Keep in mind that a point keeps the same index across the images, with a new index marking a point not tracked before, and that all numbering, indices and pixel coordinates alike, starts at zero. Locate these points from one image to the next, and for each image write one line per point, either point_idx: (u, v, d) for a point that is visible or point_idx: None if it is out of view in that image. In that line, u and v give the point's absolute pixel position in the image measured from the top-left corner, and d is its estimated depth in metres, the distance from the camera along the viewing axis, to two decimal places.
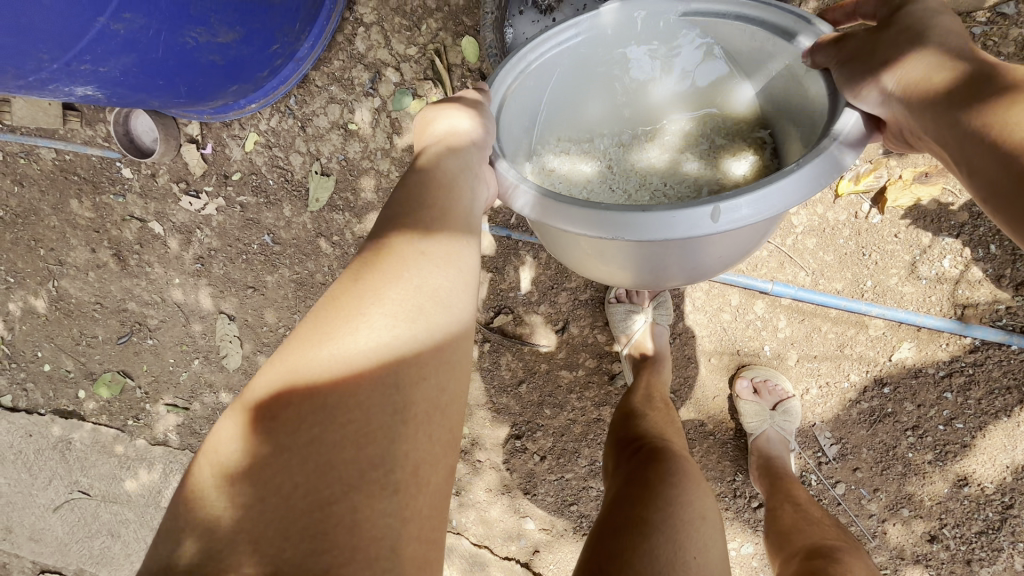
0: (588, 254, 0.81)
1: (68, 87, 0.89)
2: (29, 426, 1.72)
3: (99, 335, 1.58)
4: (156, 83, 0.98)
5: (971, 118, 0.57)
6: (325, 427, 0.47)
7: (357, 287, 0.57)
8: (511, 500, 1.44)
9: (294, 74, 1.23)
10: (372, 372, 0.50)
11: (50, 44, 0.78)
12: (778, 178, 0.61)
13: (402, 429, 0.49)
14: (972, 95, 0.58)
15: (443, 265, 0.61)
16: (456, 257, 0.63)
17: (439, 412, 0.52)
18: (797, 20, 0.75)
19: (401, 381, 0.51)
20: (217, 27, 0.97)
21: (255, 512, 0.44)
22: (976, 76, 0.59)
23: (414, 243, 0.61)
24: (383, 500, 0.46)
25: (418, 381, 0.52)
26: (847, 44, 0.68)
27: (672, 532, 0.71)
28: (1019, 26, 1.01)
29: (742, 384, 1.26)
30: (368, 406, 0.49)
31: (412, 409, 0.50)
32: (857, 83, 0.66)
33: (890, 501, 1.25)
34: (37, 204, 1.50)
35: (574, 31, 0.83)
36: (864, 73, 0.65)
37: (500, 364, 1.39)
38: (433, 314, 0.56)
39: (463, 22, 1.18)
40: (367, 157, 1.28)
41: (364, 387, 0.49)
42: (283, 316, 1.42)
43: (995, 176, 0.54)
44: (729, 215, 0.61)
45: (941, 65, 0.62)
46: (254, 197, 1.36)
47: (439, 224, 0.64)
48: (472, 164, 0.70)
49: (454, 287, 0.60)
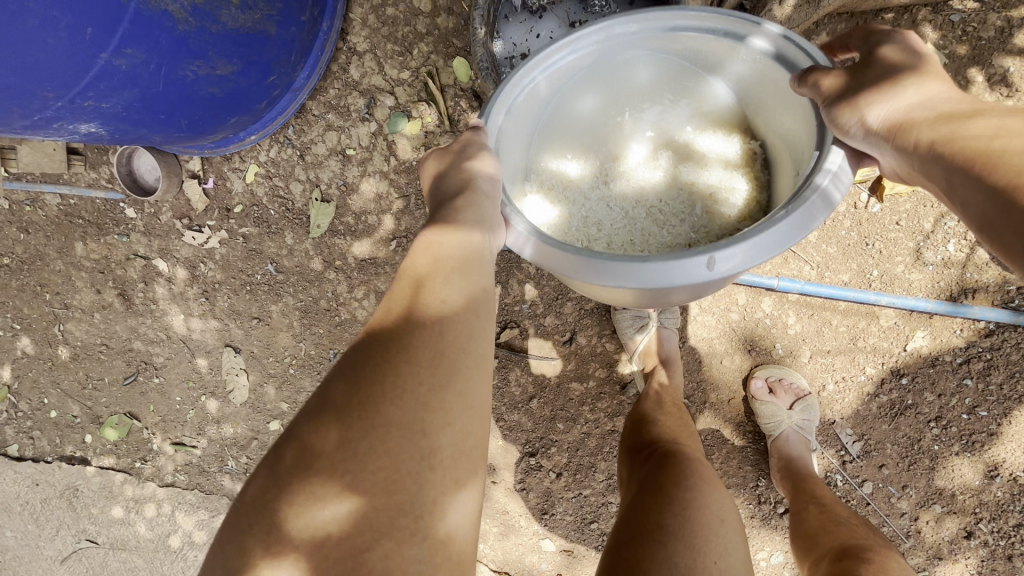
0: (591, 287, 0.84)
1: (72, 125, 0.91)
2: (36, 474, 1.69)
3: (106, 377, 1.57)
4: (157, 118, 1.00)
5: (959, 149, 0.55)
6: (356, 475, 0.47)
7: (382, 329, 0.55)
8: (528, 522, 1.40)
9: (292, 104, 1.26)
10: (400, 418, 0.49)
11: (54, 82, 0.81)
12: (771, 226, 0.63)
13: (429, 475, 0.49)
14: (957, 127, 0.56)
15: (461, 308, 0.58)
16: (474, 300, 0.60)
17: (466, 456, 0.51)
18: (773, 35, 0.75)
19: (427, 427, 0.50)
20: (215, 60, 0.99)
21: (293, 558, 0.45)
22: (957, 108, 0.58)
23: (431, 287, 0.59)
24: (412, 545, 0.46)
25: (445, 427, 0.50)
26: (824, 79, 0.68)
27: (691, 538, 0.68)
28: (996, 11, 1.03)
29: (756, 384, 1.23)
30: (396, 452, 0.48)
31: (439, 455, 0.49)
32: (840, 118, 0.65)
33: (921, 498, 1.21)
34: (43, 249, 1.51)
35: (561, 59, 0.84)
36: (845, 108, 0.65)
37: (510, 381, 1.37)
38: (459, 358, 0.54)
39: (454, 43, 1.22)
40: (365, 180, 1.30)
41: (393, 433, 0.49)
42: (288, 344, 1.42)
43: (985, 209, 0.51)
44: (725, 263, 0.63)
45: (921, 97, 0.61)
46: (256, 227, 1.37)
47: (455, 266, 0.61)
48: (483, 202, 0.68)
49: (474, 332, 0.57)
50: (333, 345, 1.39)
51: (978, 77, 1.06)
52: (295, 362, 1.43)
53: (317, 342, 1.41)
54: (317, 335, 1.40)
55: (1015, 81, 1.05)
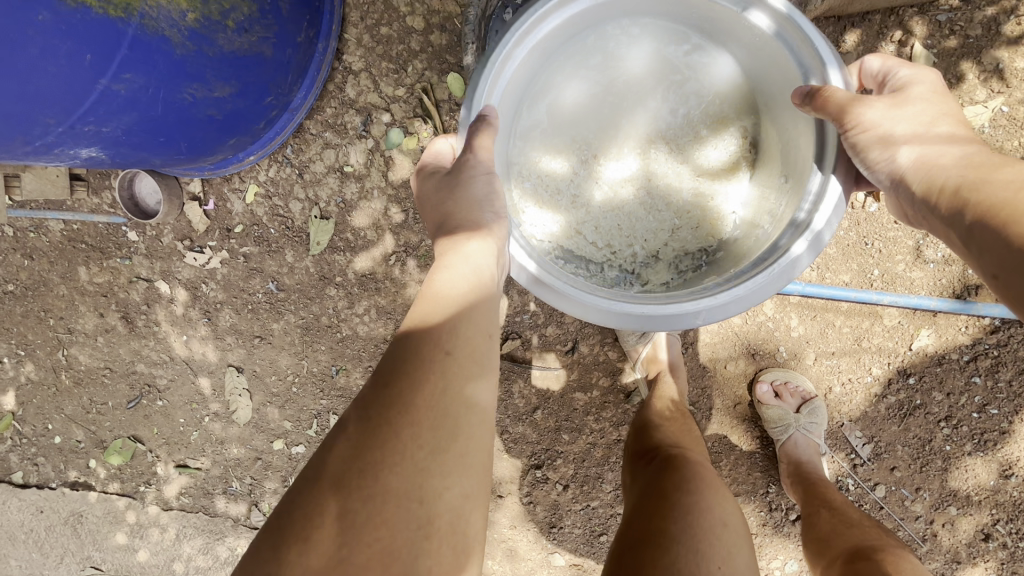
0: None
1: (72, 150, 0.93)
2: (40, 502, 1.68)
3: (109, 401, 1.57)
4: (157, 140, 1.02)
5: (979, 196, 0.60)
6: (353, 548, 0.50)
7: (381, 391, 0.59)
8: (536, 537, 1.39)
9: (290, 123, 1.27)
10: (399, 485, 0.53)
11: (55, 109, 0.82)
12: (751, 284, 0.78)
13: (425, 544, 0.52)
14: (980, 177, 0.61)
15: (463, 366, 0.62)
16: (476, 356, 0.64)
17: (462, 520, 0.56)
18: (777, 8, 0.77)
19: (425, 494, 0.54)
20: (213, 82, 1.01)
21: None
22: (983, 161, 0.63)
23: (435, 343, 0.62)
24: None
25: (442, 493, 0.55)
26: (832, 111, 0.72)
27: (695, 543, 0.67)
28: (981, 10, 1.05)
29: (762, 389, 1.22)
30: (394, 520, 0.52)
31: (435, 522, 0.54)
32: (865, 154, 0.72)
33: (935, 500, 1.19)
34: (47, 275, 1.52)
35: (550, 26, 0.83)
36: (874, 145, 0.71)
37: (513, 393, 1.36)
38: (457, 421, 0.59)
39: (447, 59, 1.24)
40: (364, 196, 1.31)
41: (392, 502, 0.52)
42: (291, 362, 1.43)
43: (999, 255, 0.56)
44: (711, 314, 0.79)
45: (947, 148, 0.66)
46: (257, 246, 1.38)
47: (457, 321, 0.65)
48: (484, 248, 0.72)
49: (474, 391, 0.62)
50: (336, 362, 1.40)
51: (969, 74, 1.07)
52: (299, 380, 1.43)
53: (320, 359, 1.41)
54: (320, 352, 1.41)
55: (1006, 77, 1.06)
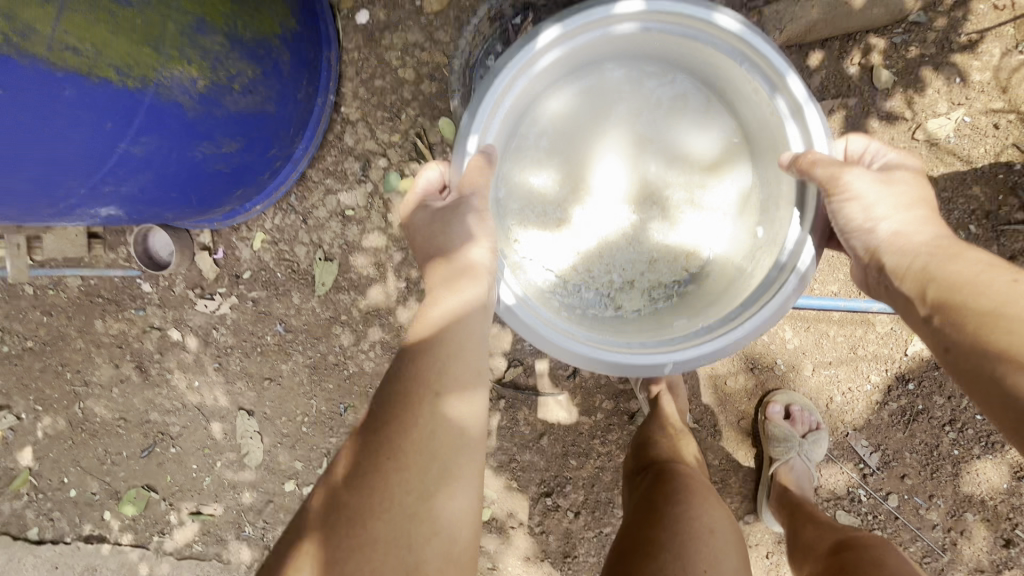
0: None
1: (93, 209, 1.00)
2: (55, 557, 1.68)
3: (124, 451, 1.60)
4: (170, 195, 1.09)
5: (946, 281, 0.67)
6: None
7: (371, 439, 0.65)
8: (551, 566, 1.38)
9: (293, 173, 1.35)
10: (386, 534, 0.60)
11: (77, 173, 0.89)
12: (730, 333, 0.86)
13: None
14: (948, 264, 0.68)
15: (454, 405, 0.68)
16: (467, 392, 0.70)
17: (448, 561, 0.62)
18: (732, 27, 0.84)
19: (412, 541, 0.60)
20: (221, 140, 1.08)
21: None
22: (951, 248, 0.71)
23: (426, 385, 0.68)
24: None
25: (428, 539, 0.61)
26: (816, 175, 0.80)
27: (682, 549, 0.68)
28: (934, 30, 1.11)
29: (773, 409, 1.22)
30: (382, 566, 0.58)
31: (422, 565, 0.60)
32: (848, 221, 0.78)
33: (950, 507, 1.19)
34: (65, 329, 1.58)
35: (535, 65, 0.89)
36: (858, 216, 0.77)
37: (519, 421, 1.37)
38: (443, 465, 0.65)
39: (438, 106, 1.32)
40: (366, 237, 1.38)
41: (379, 550, 0.59)
42: (300, 402, 1.46)
43: (958, 341, 0.63)
44: (682, 366, 0.86)
45: (922, 231, 0.73)
46: (265, 290, 1.44)
47: (448, 361, 0.71)
48: (470, 284, 0.77)
49: (463, 429, 0.67)
50: (344, 399, 1.43)
51: (929, 89, 1.13)
52: (309, 419, 1.46)
53: (329, 397, 1.44)
54: (329, 391, 1.44)
55: (965, 90, 1.12)
